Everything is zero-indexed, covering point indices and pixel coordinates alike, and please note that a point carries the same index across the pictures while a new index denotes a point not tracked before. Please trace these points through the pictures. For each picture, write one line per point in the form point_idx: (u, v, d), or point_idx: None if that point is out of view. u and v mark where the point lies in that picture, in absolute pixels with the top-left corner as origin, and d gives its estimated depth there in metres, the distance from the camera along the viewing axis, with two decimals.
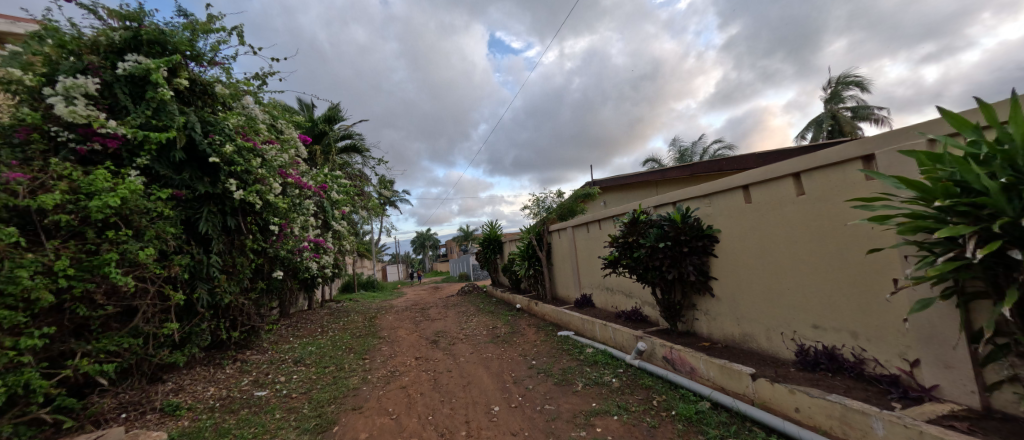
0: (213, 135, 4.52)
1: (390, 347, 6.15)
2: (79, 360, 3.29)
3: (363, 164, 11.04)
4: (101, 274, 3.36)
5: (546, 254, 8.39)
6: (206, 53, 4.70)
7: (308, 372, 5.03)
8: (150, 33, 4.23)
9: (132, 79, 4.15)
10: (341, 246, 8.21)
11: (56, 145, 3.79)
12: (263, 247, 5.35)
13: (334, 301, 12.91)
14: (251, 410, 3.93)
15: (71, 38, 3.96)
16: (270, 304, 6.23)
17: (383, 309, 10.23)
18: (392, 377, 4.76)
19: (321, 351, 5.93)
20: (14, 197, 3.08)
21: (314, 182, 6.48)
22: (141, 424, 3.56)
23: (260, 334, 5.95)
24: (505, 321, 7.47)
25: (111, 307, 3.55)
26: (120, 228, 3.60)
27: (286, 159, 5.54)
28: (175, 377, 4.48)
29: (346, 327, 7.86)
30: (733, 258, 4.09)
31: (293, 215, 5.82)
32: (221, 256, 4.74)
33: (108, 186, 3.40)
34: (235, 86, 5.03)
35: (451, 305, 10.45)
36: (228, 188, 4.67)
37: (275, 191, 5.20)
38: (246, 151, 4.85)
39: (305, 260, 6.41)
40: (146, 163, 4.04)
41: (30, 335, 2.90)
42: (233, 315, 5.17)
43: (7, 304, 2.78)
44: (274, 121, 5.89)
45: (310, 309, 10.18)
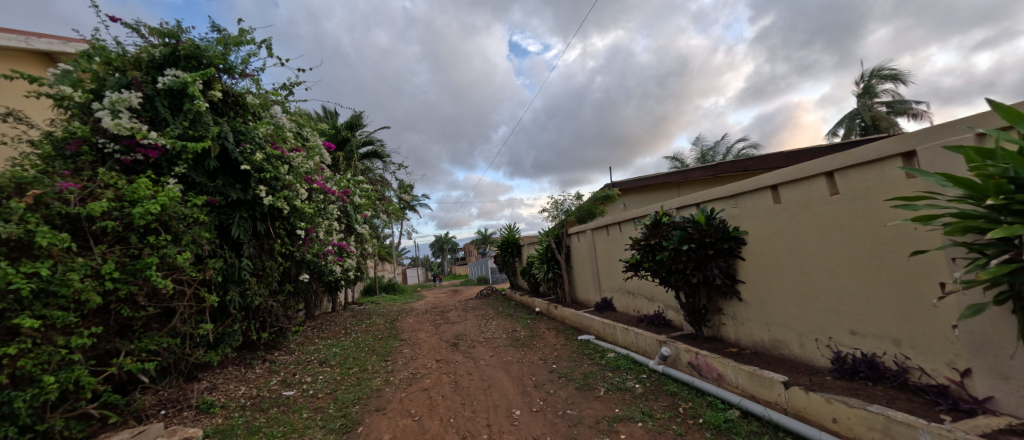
0: (245, 144, 4.73)
1: (412, 349, 6.24)
2: (123, 358, 3.49)
3: (383, 169, 11.31)
4: (143, 277, 3.55)
5: (564, 258, 8.32)
6: (238, 66, 4.92)
7: (333, 373, 5.15)
8: (187, 49, 4.46)
9: (171, 92, 4.39)
10: (364, 250, 8.37)
11: (103, 156, 4.04)
12: (291, 250, 5.55)
13: (356, 304, 13.20)
14: (281, 409, 4.06)
15: (116, 56, 4.21)
16: (296, 306, 6.44)
17: (404, 312, 10.35)
18: (415, 379, 4.84)
19: (345, 353, 6.06)
20: (66, 205, 3.27)
21: (338, 188, 6.65)
22: (179, 421, 3.74)
23: (287, 335, 6.15)
24: (524, 325, 7.44)
25: (152, 309, 3.74)
26: (161, 233, 3.79)
27: (311, 166, 5.72)
28: (209, 376, 4.67)
29: (368, 329, 8.01)
30: (762, 262, 3.94)
31: (318, 220, 6.00)
32: (252, 259, 4.93)
33: (149, 194, 3.60)
34: (265, 96, 5.23)
35: (471, 308, 10.48)
36: (258, 194, 4.83)
37: (301, 197, 5.37)
38: (275, 158, 5.03)
39: (329, 264, 6.57)
40: (183, 172, 4.25)
41: (77, 334, 3.06)
42: (262, 316, 5.38)
43: (59, 305, 2.96)
44: (300, 129, 6.11)
45: (333, 311, 10.43)
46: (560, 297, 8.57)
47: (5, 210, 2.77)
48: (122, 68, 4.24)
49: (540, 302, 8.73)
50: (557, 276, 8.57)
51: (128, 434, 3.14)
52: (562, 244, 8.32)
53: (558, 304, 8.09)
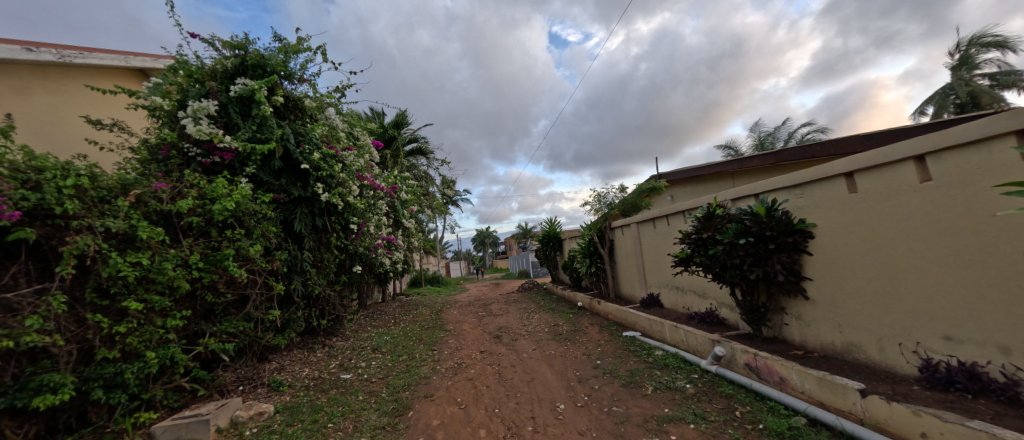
0: (304, 145, 5.09)
1: (456, 340, 6.43)
2: (208, 338, 3.93)
3: (428, 166, 11.64)
4: (222, 267, 3.94)
5: (608, 252, 8.10)
6: (297, 72, 5.28)
7: (384, 359, 5.45)
8: (253, 59, 4.87)
9: (241, 99, 4.81)
10: (410, 243, 8.73)
11: (188, 159, 4.52)
12: (345, 244, 5.91)
13: (404, 295, 13.79)
14: (339, 390, 4.37)
15: (196, 69, 4.68)
16: (351, 295, 6.86)
17: (449, 304, 10.66)
18: (460, 369, 4.99)
19: (394, 341, 6.39)
20: (160, 202, 3.65)
21: (386, 184, 6.96)
22: (254, 396, 4.16)
23: (344, 323, 6.58)
24: (567, 319, 7.37)
25: (229, 296, 4.16)
26: (236, 227, 4.20)
27: (362, 163, 6.03)
28: (278, 358, 5.12)
29: (416, 319, 8.35)
30: (833, 257, 3.58)
31: (369, 215, 6.33)
32: (312, 252, 5.31)
33: (226, 192, 4.00)
34: (321, 99, 5.58)
35: (513, 301, 10.55)
36: (316, 191, 5.19)
37: (353, 193, 5.69)
38: (330, 157, 5.37)
39: (379, 256, 6.90)
40: (253, 172, 4.67)
41: (170, 316, 3.47)
42: (322, 304, 5.80)
43: (157, 290, 3.35)
44: (351, 129, 6.46)
45: (383, 302, 10.97)
46: (602, 292, 8.38)
47: (114, 208, 3.18)
48: (202, 79, 4.71)
49: (582, 297, 8.59)
50: (600, 271, 8.37)
51: (213, 406, 3.55)
52: (606, 238, 8.10)
53: (601, 299, 7.91)
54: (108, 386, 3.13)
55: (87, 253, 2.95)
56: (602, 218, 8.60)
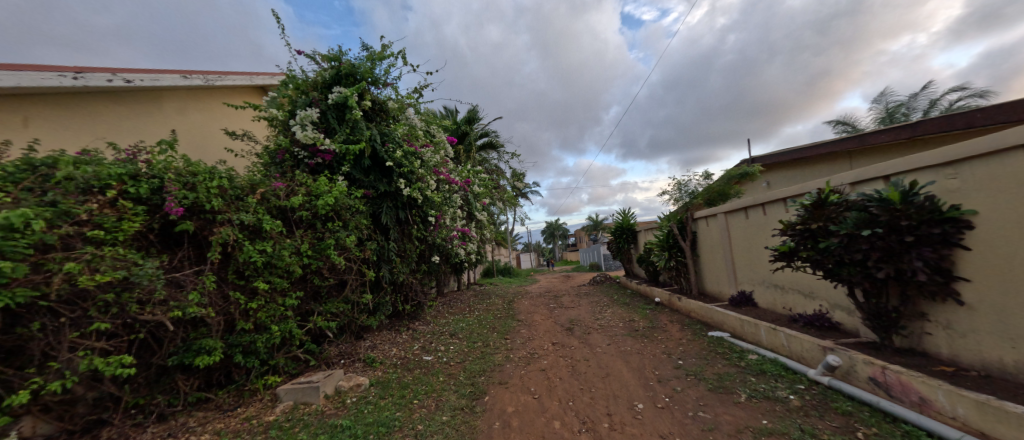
0: (388, 144, 5.53)
1: (528, 330, 6.49)
2: (316, 317, 4.49)
3: (499, 159, 11.83)
4: (325, 255, 4.42)
5: (690, 245, 7.40)
6: (382, 77, 5.72)
7: (461, 344, 5.74)
8: (346, 68, 5.40)
9: (337, 106, 5.37)
10: (483, 235, 9.03)
11: (298, 161, 5.17)
12: (425, 235, 6.31)
13: (479, 285, 14.29)
14: (422, 370, 4.70)
15: (302, 82, 5.34)
16: (430, 283, 7.32)
17: (520, 294, 10.79)
18: (533, 359, 5.03)
19: (470, 328, 6.69)
20: (278, 198, 4.19)
21: (461, 178, 7.22)
22: (353, 370, 4.67)
23: (425, 308, 7.05)
24: (644, 315, 6.97)
25: (331, 280, 4.68)
26: (335, 220, 4.72)
27: (438, 159, 6.36)
28: (371, 337, 5.67)
29: (489, 308, 8.61)
30: (1005, 253, 2.85)
31: (446, 208, 6.57)
32: (396, 242, 5.76)
33: (327, 189, 4.53)
34: (401, 101, 6.00)
35: (585, 294, 10.28)
36: (399, 186, 5.61)
37: (431, 188, 6.01)
38: (410, 154, 5.74)
39: (455, 247, 7.08)
40: (347, 170, 5.21)
41: (287, 296, 4.03)
42: (406, 290, 6.28)
43: (279, 273, 3.90)
44: (428, 127, 6.85)
45: (459, 290, 11.48)
46: (684, 288, 7.74)
47: (246, 204, 3.78)
48: (307, 91, 5.36)
49: (660, 292, 8.01)
50: (681, 266, 7.68)
51: (320, 375, 4.09)
52: (687, 229, 7.46)
53: (682, 295, 7.31)
54: (245, 351, 3.76)
55: (228, 242, 3.53)
56: (683, 208, 7.91)
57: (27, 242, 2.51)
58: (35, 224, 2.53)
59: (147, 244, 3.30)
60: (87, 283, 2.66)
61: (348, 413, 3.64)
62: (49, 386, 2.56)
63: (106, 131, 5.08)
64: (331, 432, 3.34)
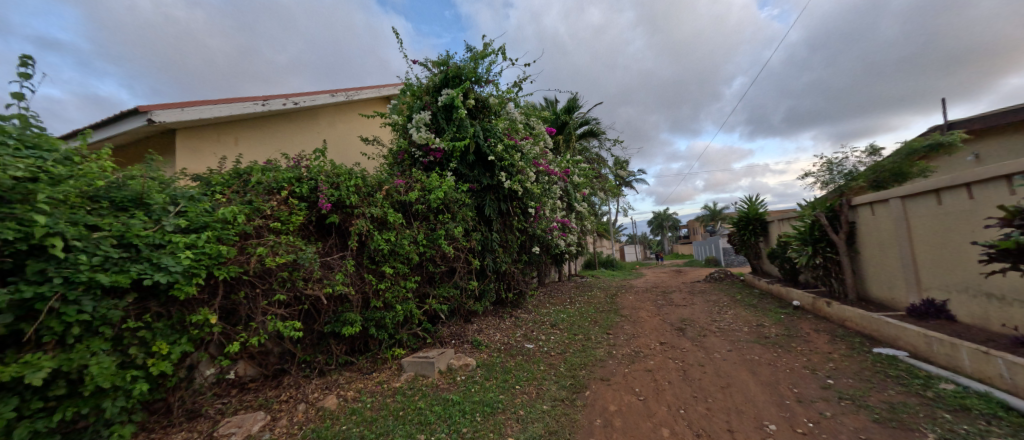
0: (490, 138, 5.75)
1: (633, 326, 6.14)
2: (431, 300, 4.95)
3: (601, 147, 11.32)
4: (437, 245, 4.83)
5: (845, 238, 5.94)
6: (484, 75, 5.96)
7: (562, 335, 5.74)
8: (453, 71, 5.76)
9: (445, 107, 5.79)
10: (583, 226, 8.86)
11: (414, 160, 5.73)
12: (525, 226, 6.46)
13: (579, 276, 13.98)
14: (523, 357, 4.86)
15: (417, 88, 5.88)
16: (531, 273, 7.47)
17: (624, 288, 10.24)
18: (636, 358, 4.79)
19: (569, 320, 6.59)
20: (399, 194, 4.75)
21: (559, 169, 7.13)
22: (463, 350, 5.02)
23: (526, 297, 7.21)
24: (777, 320, 5.93)
25: (443, 267, 5.08)
26: (445, 212, 5.15)
27: (538, 150, 6.43)
28: (478, 321, 5.99)
29: (591, 301, 8.37)
30: None
31: (545, 199, 6.66)
32: (499, 233, 6.01)
33: (437, 184, 5.00)
34: (502, 96, 6.18)
35: (700, 290, 9.22)
36: (500, 179, 5.83)
37: (531, 179, 6.11)
38: (511, 148, 5.92)
39: (555, 238, 7.08)
40: (455, 167, 5.59)
41: (408, 280, 4.58)
42: (508, 279, 6.52)
43: (402, 259, 4.46)
44: (528, 120, 6.96)
45: (560, 281, 11.41)
46: (833, 291, 6.28)
47: (374, 200, 4.40)
48: (421, 96, 5.95)
49: (799, 295, 6.65)
50: (829, 263, 6.20)
51: (435, 352, 4.56)
52: (842, 219, 5.95)
53: (834, 300, 5.88)
54: (377, 326, 4.38)
55: (362, 232, 4.16)
56: (834, 195, 6.39)
57: (234, 232, 3.34)
58: (239, 218, 3.38)
59: (309, 233, 4.08)
60: (271, 263, 3.44)
61: (458, 389, 4.00)
62: (250, 339, 3.38)
63: (280, 143, 6.29)
64: (444, 405, 3.71)
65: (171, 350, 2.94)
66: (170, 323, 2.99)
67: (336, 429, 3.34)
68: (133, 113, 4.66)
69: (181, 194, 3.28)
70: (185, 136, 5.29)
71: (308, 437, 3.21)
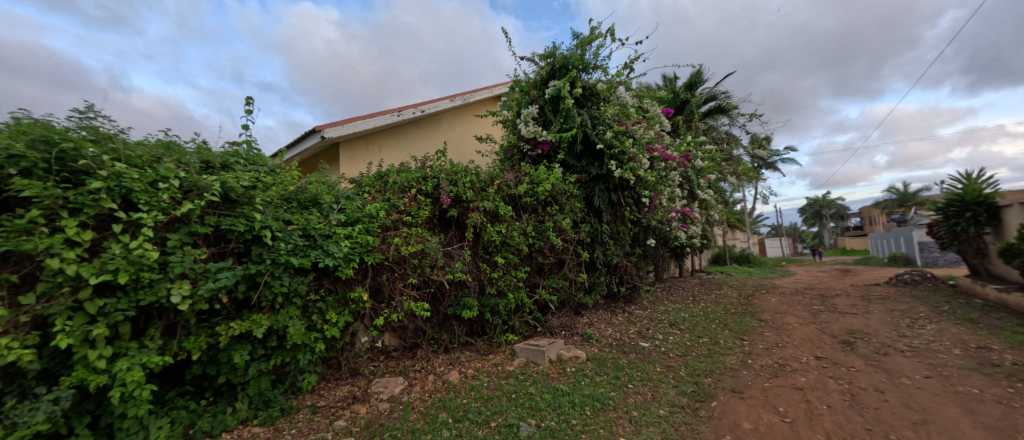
0: (599, 126, 5.49)
1: (776, 334, 5.30)
2: (541, 290, 5.05)
3: (731, 125, 9.95)
4: (545, 236, 4.90)
5: None
6: (592, 62, 5.71)
7: (683, 337, 5.31)
8: (559, 61, 5.60)
9: (553, 99, 5.73)
10: (709, 216, 7.95)
11: (523, 154, 5.84)
12: (639, 217, 6.10)
13: (705, 271, 12.46)
14: (637, 356, 4.68)
15: (525, 84, 5.96)
16: (647, 267, 7.03)
17: (764, 288, 8.78)
18: (780, 372, 4.18)
19: (694, 320, 6.01)
20: (509, 188, 4.97)
21: (678, 153, 6.50)
22: (573, 342, 5.00)
23: (641, 292, 6.81)
24: (1008, 342, 4.30)
25: (552, 259, 5.14)
26: (553, 204, 5.20)
27: (652, 134, 6.03)
28: (589, 314, 5.86)
29: (720, 300, 7.42)
30: None
31: (661, 188, 6.19)
32: (610, 224, 5.80)
33: (545, 177, 5.07)
34: (612, 81, 5.84)
35: (875, 295, 7.30)
36: (610, 168, 5.53)
37: (644, 167, 5.71)
38: (622, 134, 5.61)
39: (674, 230, 6.45)
40: (562, 158, 5.52)
41: (519, 270, 4.80)
42: (621, 272, 6.26)
43: (513, 250, 4.70)
44: (642, 102, 6.54)
45: (682, 277, 10.37)
46: None
47: (488, 194, 4.72)
48: (529, 90, 5.99)
49: None
50: None
51: (545, 341, 4.69)
52: None
53: None
54: (492, 311, 4.71)
55: (477, 224, 4.50)
56: None
57: (377, 225, 3.99)
58: (381, 213, 4.02)
59: (434, 225, 4.61)
60: (405, 251, 4.00)
61: (568, 381, 4.04)
62: (392, 315, 3.98)
63: (411, 147, 7.20)
64: (553, 394, 3.78)
65: (338, 319, 3.69)
66: (337, 297, 3.72)
67: (458, 402, 3.72)
68: (312, 131, 5.90)
69: (341, 195, 4.06)
70: (345, 148, 6.45)
71: (436, 404, 3.66)
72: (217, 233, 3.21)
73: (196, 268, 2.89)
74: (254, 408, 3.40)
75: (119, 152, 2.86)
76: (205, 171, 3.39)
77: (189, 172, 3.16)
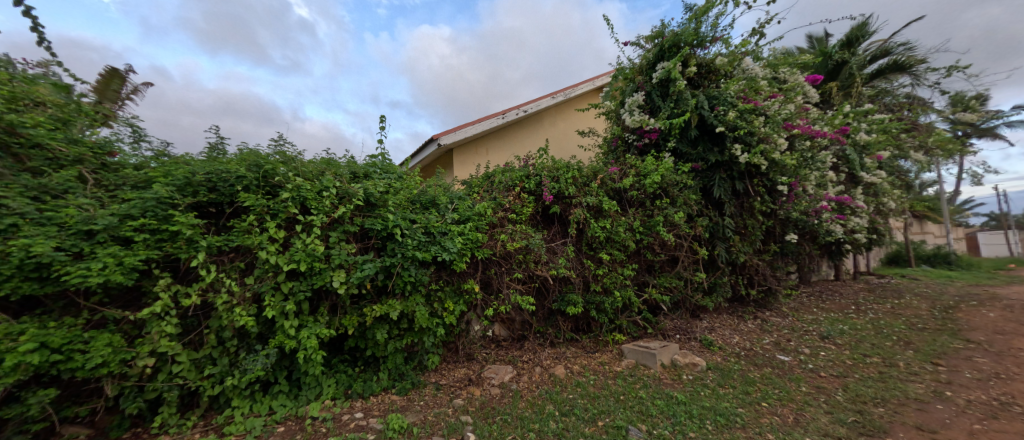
0: (719, 107, 4.83)
1: (991, 359, 4.05)
2: (651, 289, 4.74)
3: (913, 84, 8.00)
4: (655, 232, 4.58)
5: None
6: (708, 35, 5.03)
7: (840, 353, 4.44)
8: (669, 40, 5.05)
9: (661, 82, 5.23)
10: (881, 203, 6.75)
11: (628, 144, 5.49)
12: (773, 209, 5.26)
13: (873, 273, 10.03)
14: (774, 371, 4.08)
15: (629, 70, 5.56)
16: (786, 267, 6.06)
17: (967, 298, 6.66)
18: (1001, 414, 3.11)
19: (857, 334, 4.94)
20: (613, 182, 4.76)
21: (830, 129, 5.82)
22: (689, 347, 4.59)
23: (779, 297, 5.89)
24: None
25: (663, 256, 4.78)
26: (664, 197, 4.81)
27: (792, 109, 5.15)
28: (709, 318, 5.30)
29: (896, 312, 5.90)
30: None
31: (804, 173, 5.24)
32: (734, 218, 5.15)
33: (654, 168, 4.71)
34: (734, 53, 5.07)
35: None
36: (734, 153, 4.86)
37: (780, 148, 4.86)
38: (749, 112, 4.83)
39: (826, 224, 5.48)
40: (674, 145, 5.04)
41: (626, 267, 4.59)
42: (750, 272, 5.50)
43: (617, 247, 4.52)
44: (775, 73, 5.69)
45: (838, 280, 8.52)
46: None
47: (590, 189, 4.61)
48: (633, 77, 5.57)
49: None
50: None
51: (657, 344, 4.42)
52: None
53: None
54: (597, 309, 4.61)
55: (580, 220, 4.45)
56: None
57: (485, 222, 4.28)
58: (488, 211, 4.31)
59: (537, 221, 4.70)
60: (511, 247, 4.21)
61: (684, 389, 3.72)
62: (500, 307, 4.21)
63: (514, 147, 7.45)
64: (667, 401, 3.52)
65: (455, 308, 4.07)
66: (453, 288, 4.12)
67: (564, 396, 3.76)
68: (431, 139, 6.58)
69: (455, 196, 4.46)
70: (457, 153, 6.99)
71: (543, 396, 3.78)
72: (363, 232, 3.84)
73: (348, 260, 3.52)
74: (393, 379, 4.03)
75: (300, 168, 3.72)
76: (355, 179, 4.13)
77: (343, 181, 3.89)
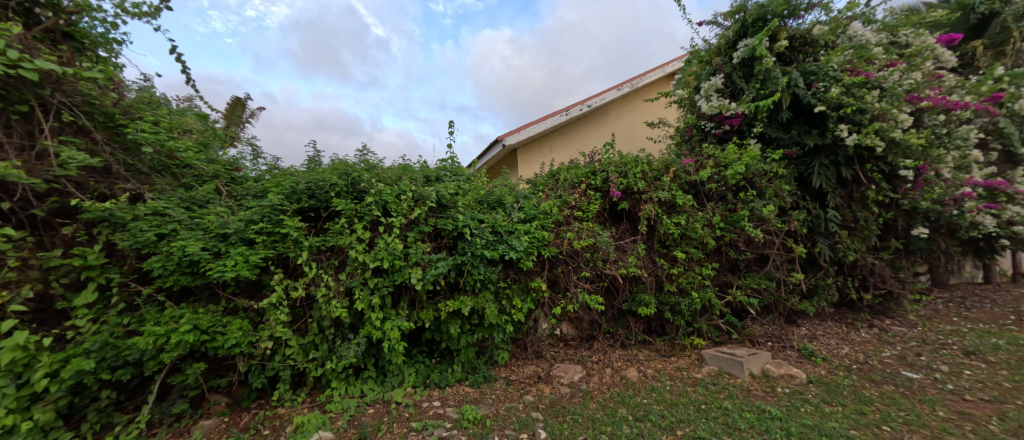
0: (818, 83, 4.22)
1: None
2: (735, 291, 4.32)
3: None
4: (739, 227, 4.16)
5: None
6: (802, 2, 4.40)
7: (996, 373, 3.61)
8: (753, 14, 4.50)
9: (744, 62, 4.70)
10: None
11: (705, 133, 5.04)
12: (892, 198, 4.46)
13: None
14: (899, 389, 3.44)
15: (705, 52, 5.07)
16: (913, 267, 5.11)
17: None
18: None
19: (1019, 351, 3.98)
20: (689, 174, 4.41)
21: (976, 98, 4.77)
22: (784, 357, 4.10)
23: (902, 303, 5.02)
24: None
25: (749, 255, 4.33)
26: (749, 189, 4.34)
27: (918, 78, 4.30)
28: (809, 324, 4.70)
29: None
30: None
31: (936, 153, 4.37)
32: (839, 210, 4.47)
33: (736, 157, 4.27)
34: (837, 19, 4.37)
35: None
36: (839, 135, 4.20)
37: (901, 126, 4.09)
38: (858, 86, 4.15)
39: (970, 215, 4.61)
40: (761, 131, 4.50)
41: (704, 266, 4.25)
42: (863, 273, 4.74)
43: (694, 245, 4.20)
44: (894, 37, 4.80)
45: (989, 284, 6.95)
46: None
47: (662, 183, 4.32)
48: (710, 60, 5.08)
49: None
50: None
51: (745, 351, 4.01)
52: None
53: None
54: (672, 311, 4.32)
55: (651, 216, 4.21)
56: None
57: (551, 221, 4.27)
58: (554, 209, 4.29)
59: (604, 218, 4.55)
60: (578, 245, 4.13)
61: (779, 402, 3.33)
62: (568, 305, 4.18)
63: (579, 143, 7.30)
64: (758, 415, 3.17)
65: (522, 305, 4.12)
66: (520, 286, 4.17)
67: (638, 400, 3.59)
68: (497, 140, 6.72)
69: (520, 195, 4.51)
70: (522, 152, 7.04)
71: (615, 398, 3.65)
72: (436, 232, 4.05)
73: (423, 258, 3.75)
74: (466, 372, 4.20)
75: (381, 174, 4.06)
76: (428, 181, 4.36)
77: (417, 185, 4.14)
